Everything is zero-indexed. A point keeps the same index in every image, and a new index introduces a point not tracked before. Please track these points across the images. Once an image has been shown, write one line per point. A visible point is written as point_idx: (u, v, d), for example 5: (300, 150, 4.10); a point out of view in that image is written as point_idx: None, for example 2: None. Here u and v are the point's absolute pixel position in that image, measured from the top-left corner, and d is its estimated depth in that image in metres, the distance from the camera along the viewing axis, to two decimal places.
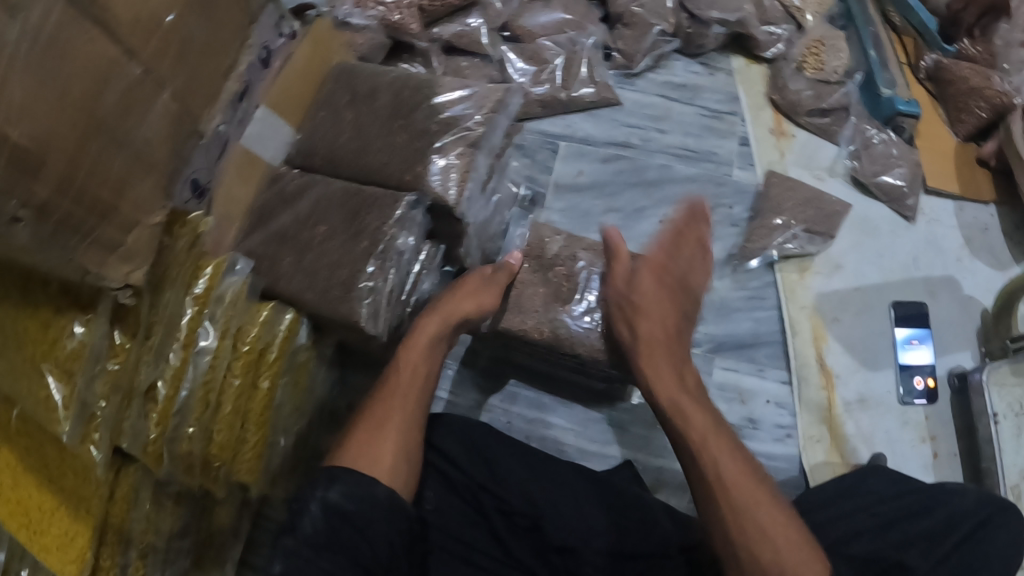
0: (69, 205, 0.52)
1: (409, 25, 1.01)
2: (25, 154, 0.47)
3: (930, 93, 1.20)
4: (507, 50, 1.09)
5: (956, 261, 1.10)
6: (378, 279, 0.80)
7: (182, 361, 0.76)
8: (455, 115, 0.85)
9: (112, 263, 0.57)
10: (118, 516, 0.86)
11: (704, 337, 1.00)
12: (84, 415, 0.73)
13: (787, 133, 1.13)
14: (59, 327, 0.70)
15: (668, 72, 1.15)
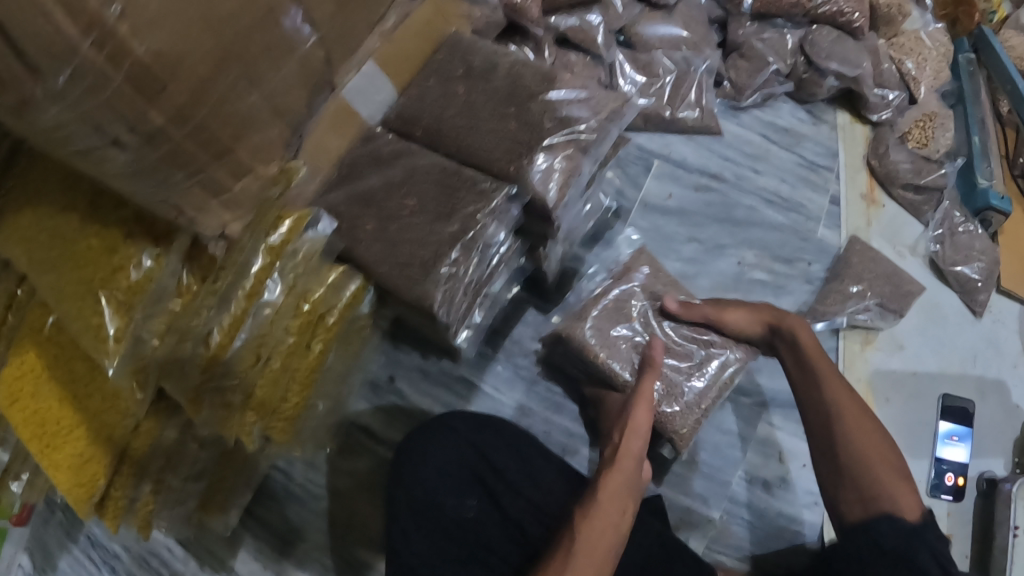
0: (182, 138, 0.43)
1: (529, 9, 0.98)
2: (148, 73, 0.38)
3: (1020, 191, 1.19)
4: (621, 55, 1.07)
5: (1012, 367, 1.09)
6: (459, 267, 0.77)
7: (240, 315, 0.69)
8: (570, 115, 0.81)
9: (212, 210, 0.49)
10: (138, 448, 0.83)
11: (755, 389, 1.00)
12: (135, 350, 0.68)
13: (878, 202, 1.11)
14: (125, 255, 0.65)
15: (774, 113, 1.13)
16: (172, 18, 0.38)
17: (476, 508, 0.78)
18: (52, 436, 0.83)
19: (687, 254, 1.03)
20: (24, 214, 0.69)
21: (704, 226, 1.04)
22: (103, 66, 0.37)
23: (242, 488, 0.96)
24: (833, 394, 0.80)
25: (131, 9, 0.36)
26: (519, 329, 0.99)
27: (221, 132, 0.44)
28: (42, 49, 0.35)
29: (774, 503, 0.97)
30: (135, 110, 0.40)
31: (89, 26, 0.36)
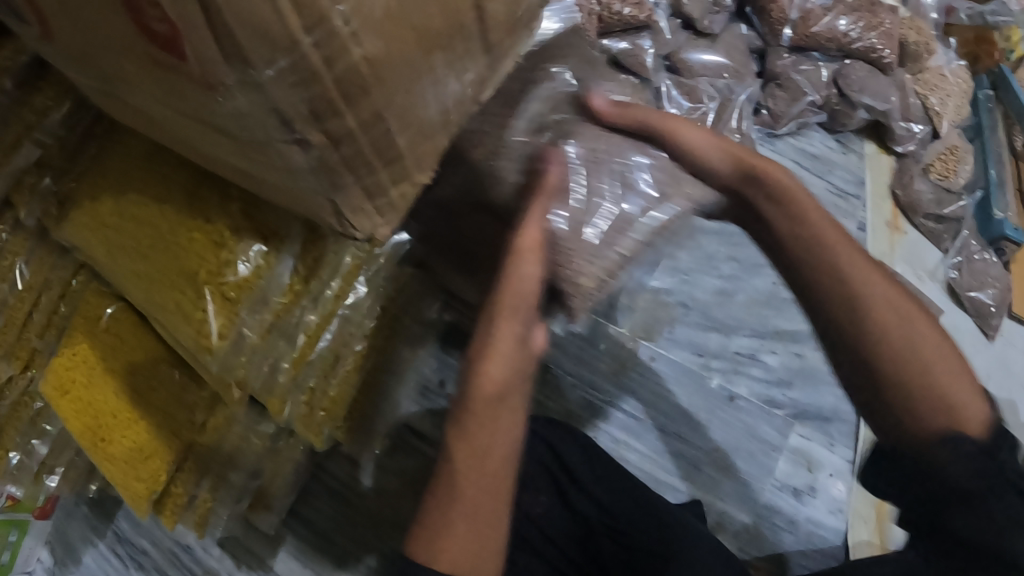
0: (362, 143, 0.46)
1: (588, 30, 1.03)
2: (358, 75, 0.41)
3: None
4: (668, 82, 1.11)
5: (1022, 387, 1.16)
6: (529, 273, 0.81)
7: (330, 310, 0.73)
8: None
9: (366, 212, 0.52)
10: (201, 446, 0.85)
11: (788, 401, 1.04)
12: (234, 351, 0.66)
13: (900, 229, 1.18)
14: (228, 249, 0.63)
15: (805, 141, 1.20)
16: (383, 22, 0.40)
17: (541, 501, 0.84)
18: (106, 430, 0.79)
19: (728, 271, 1.09)
20: (105, 201, 0.69)
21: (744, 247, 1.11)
22: (318, 63, 0.38)
23: (284, 489, 0.97)
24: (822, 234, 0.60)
25: (354, 13, 0.38)
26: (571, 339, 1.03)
27: (399, 137, 0.48)
28: (256, 38, 0.35)
29: (802, 509, 1.01)
30: (336, 112, 0.43)
31: (314, 23, 0.36)
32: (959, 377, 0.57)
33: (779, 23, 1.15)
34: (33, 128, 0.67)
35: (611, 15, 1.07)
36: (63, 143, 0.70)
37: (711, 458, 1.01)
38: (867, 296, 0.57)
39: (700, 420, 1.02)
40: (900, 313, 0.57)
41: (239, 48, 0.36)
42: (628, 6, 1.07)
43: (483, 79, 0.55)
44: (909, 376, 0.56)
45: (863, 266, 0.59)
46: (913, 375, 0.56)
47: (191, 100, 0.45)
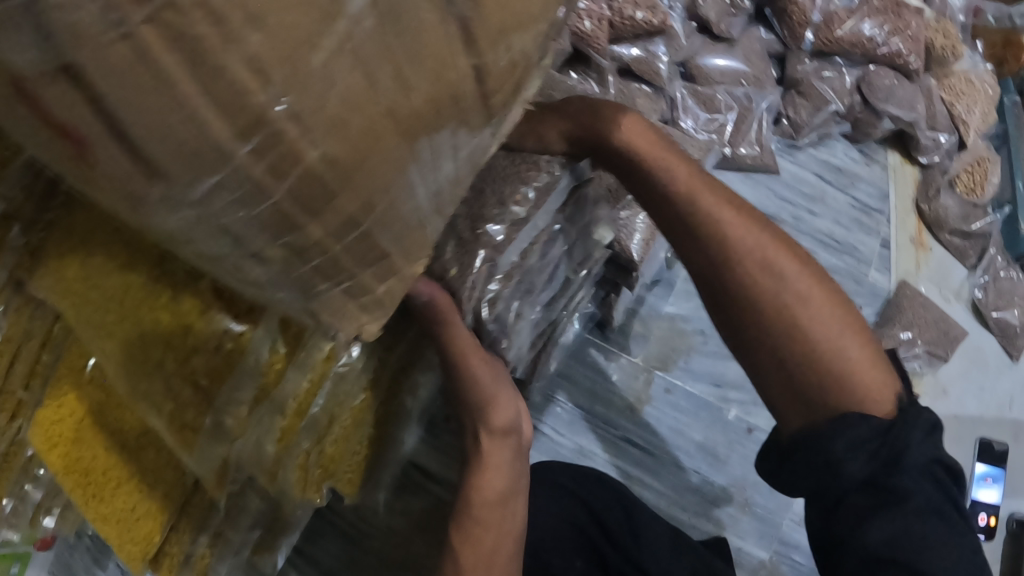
0: (337, 250, 0.37)
1: (597, 38, 0.95)
2: (315, 183, 0.31)
3: None
4: (682, 90, 1.03)
5: None
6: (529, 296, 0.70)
7: (320, 377, 0.63)
8: None
9: (350, 312, 0.43)
10: (196, 506, 0.79)
11: None
12: (215, 438, 0.62)
13: (926, 246, 1.12)
14: (204, 328, 0.56)
15: (828, 153, 1.12)
16: (349, 114, 0.30)
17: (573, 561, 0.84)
18: (95, 488, 0.75)
19: None
20: (73, 262, 0.59)
21: None
22: (264, 178, 0.29)
23: (290, 533, 0.94)
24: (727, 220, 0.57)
25: (309, 112, 0.28)
26: (583, 373, 0.98)
27: (382, 239, 0.39)
28: (183, 156, 0.28)
29: None
30: (295, 224, 0.33)
31: (253, 124, 0.27)
32: (857, 338, 0.56)
33: (801, 25, 1.06)
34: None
35: (623, 19, 0.96)
36: (30, 192, 0.59)
37: (730, 495, 0.98)
38: (745, 275, 0.57)
39: (718, 456, 0.98)
40: (778, 297, 0.56)
41: (164, 172, 0.28)
42: (641, 12, 0.96)
43: (483, 148, 0.45)
44: (803, 360, 0.56)
45: (743, 242, 0.57)
46: (806, 358, 0.56)
47: (120, 201, 0.35)
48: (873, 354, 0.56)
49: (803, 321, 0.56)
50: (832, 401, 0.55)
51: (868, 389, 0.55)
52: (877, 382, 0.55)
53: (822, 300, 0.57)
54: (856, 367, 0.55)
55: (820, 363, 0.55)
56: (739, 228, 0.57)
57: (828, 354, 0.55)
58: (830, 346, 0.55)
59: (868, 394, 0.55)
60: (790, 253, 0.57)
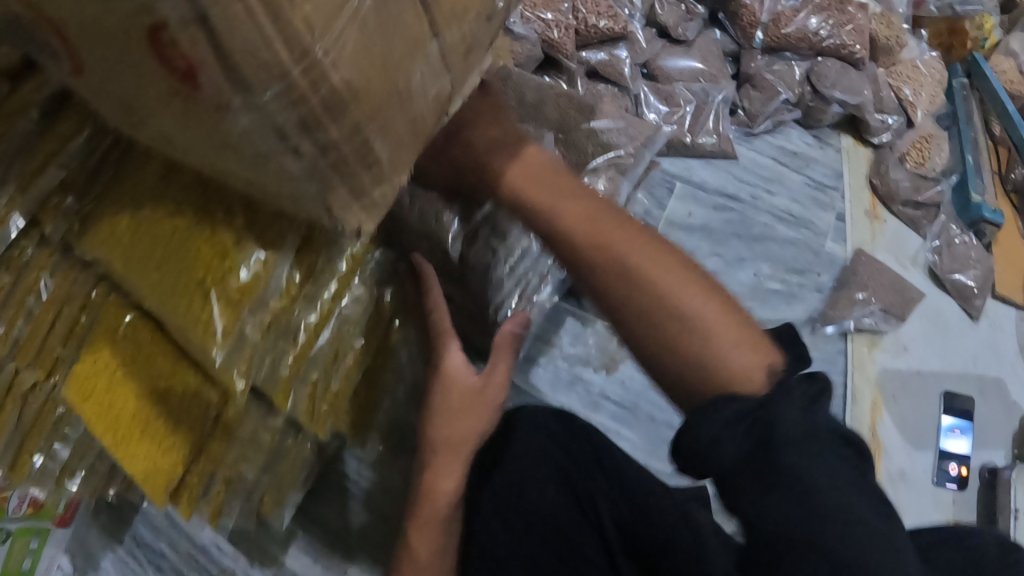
0: (348, 150, 0.47)
1: (565, 45, 1.10)
2: (340, 99, 0.43)
3: (1013, 205, 1.29)
4: (645, 88, 1.16)
5: (1010, 366, 1.19)
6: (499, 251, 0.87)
7: (327, 312, 0.76)
8: (609, 141, 0.92)
9: (353, 209, 0.53)
10: (217, 440, 0.83)
11: None
12: (237, 350, 0.66)
13: (879, 218, 1.20)
14: (235, 257, 0.63)
15: (784, 138, 1.23)
16: (357, 53, 0.42)
17: (557, 511, 0.88)
18: (122, 431, 0.75)
19: (711, 266, 1.10)
20: (122, 214, 0.65)
21: (724, 242, 1.12)
22: (305, 88, 0.40)
23: (296, 484, 1.00)
24: (571, 215, 0.57)
25: (333, 47, 0.40)
26: (563, 339, 1.05)
27: (377, 147, 0.49)
28: (252, 63, 0.38)
29: None
30: (321, 125, 0.43)
31: (300, 55, 0.39)
32: (727, 322, 0.53)
33: (750, 27, 1.20)
34: (58, 153, 0.64)
35: (587, 28, 1.12)
36: (86, 163, 0.66)
37: None
38: (594, 263, 0.56)
39: None
40: (627, 272, 0.54)
41: (241, 77, 0.39)
42: (603, 20, 1.12)
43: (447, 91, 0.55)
44: (676, 338, 0.52)
45: (653, 278, 0.54)
46: (675, 340, 0.53)
47: (198, 120, 0.44)
48: (758, 340, 0.52)
49: (663, 307, 0.53)
50: (710, 383, 0.51)
51: (719, 347, 0.51)
52: (748, 354, 0.51)
53: (684, 270, 0.55)
54: (730, 353, 0.51)
55: (693, 342, 0.52)
56: (648, 264, 0.54)
57: (692, 332, 0.52)
58: (677, 313, 0.53)
59: (746, 365, 0.51)
60: (676, 270, 0.55)
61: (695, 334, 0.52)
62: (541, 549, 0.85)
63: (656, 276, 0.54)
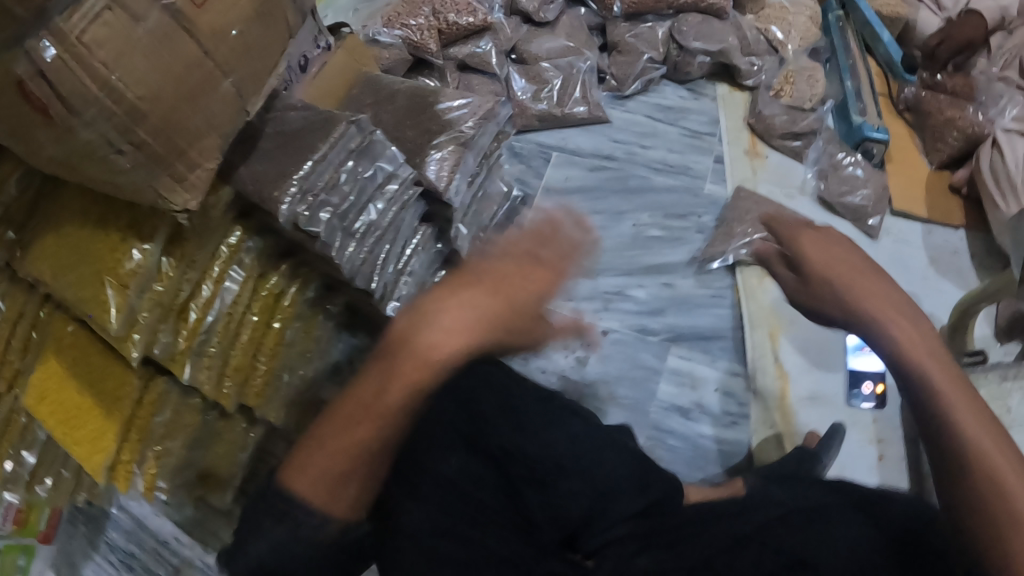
0: (150, 137, 0.52)
1: (428, 44, 1.22)
2: (129, 106, 0.50)
3: (908, 123, 1.31)
4: (512, 70, 1.26)
5: (922, 279, 1.19)
6: (341, 207, 0.85)
7: (215, 288, 0.84)
8: (452, 119, 1.02)
9: (170, 189, 0.56)
10: (143, 417, 0.87)
11: (663, 327, 1.09)
12: (127, 321, 0.77)
13: (760, 154, 1.24)
14: (121, 249, 0.77)
15: (658, 96, 1.30)
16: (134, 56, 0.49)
17: (460, 472, 0.56)
18: (72, 419, 0.85)
19: (589, 223, 1.16)
20: (48, 229, 0.79)
21: (603, 199, 1.19)
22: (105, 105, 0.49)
23: (230, 472, 1.00)
24: (893, 341, 0.51)
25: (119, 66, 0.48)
26: None
27: (187, 140, 0.55)
28: (69, 91, 0.48)
29: (694, 426, 1.05)
30: (123, 125, 0.50)
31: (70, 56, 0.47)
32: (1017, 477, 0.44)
33: None
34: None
35: (450, 27, 1.23)
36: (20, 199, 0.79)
37: (595, 391, 1.05)
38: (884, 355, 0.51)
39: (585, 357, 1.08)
40: (932, 393, 0.48)
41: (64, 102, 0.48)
42: (462, 16, 1.23)
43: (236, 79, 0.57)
44: (971, 476, 0.45)
45: (936, 374, 0.49)
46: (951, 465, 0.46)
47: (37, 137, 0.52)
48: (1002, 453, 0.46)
49: (934, 418, 0.48)
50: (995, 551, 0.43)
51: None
52: None
53: (947, 378, 0.49)
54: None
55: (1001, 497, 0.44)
56: (885, 310, 0.52)
57: (978, 472, 0.45)
58: (945, 420, 0.47)
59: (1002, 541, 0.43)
60: (950, 380, 0.49)
61: (968, 468, 0.46)
62: (431, 537, 0.51)
63: (958, 410, 0.47)
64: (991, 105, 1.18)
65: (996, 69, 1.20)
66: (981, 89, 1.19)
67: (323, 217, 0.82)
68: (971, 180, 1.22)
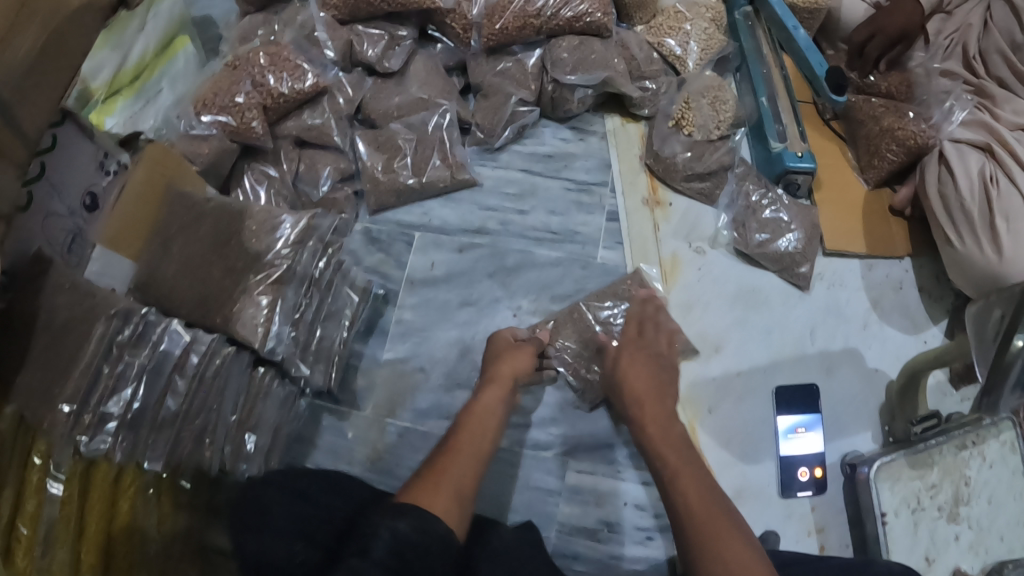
0: None
1: (251, 125, 1.00)
2: None
3: (840, 134, 1.17)
4: (357, 139, 1.06)
5: (860, 329, 1.04)
6: (128, 413, 0.73)
7: (35, 489, 0.70)
8: (261, 252, 0.82)
9: None
10: None
11: (557, 439, 0.95)
12: None
13: (663, 202, 1.05)
14: None
15: (536, 142, 1.10)
16: None
17: None
18: None
19: (461, 320, 1.00)
20: None
21: (475, 285, 1.01)
22: None
23: None
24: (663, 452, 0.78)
25: None
26: (325, 436, 0.98)
27: None
28: None
29: (603, 549, 0.91)
30: None
31: None
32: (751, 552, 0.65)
33: (464, 30, 1.05)
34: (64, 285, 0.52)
35: (274, 100, 1.01)
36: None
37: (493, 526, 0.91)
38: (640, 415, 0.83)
39: None
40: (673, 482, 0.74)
41: None
42: (288, 84, 1.01)
43: None
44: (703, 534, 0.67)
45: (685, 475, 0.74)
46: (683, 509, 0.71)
47: None
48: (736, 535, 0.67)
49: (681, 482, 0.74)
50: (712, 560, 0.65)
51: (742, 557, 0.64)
52: (737, 556, 0.64)
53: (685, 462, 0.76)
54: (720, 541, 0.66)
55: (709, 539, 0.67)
56: (642, 377, 0.87)
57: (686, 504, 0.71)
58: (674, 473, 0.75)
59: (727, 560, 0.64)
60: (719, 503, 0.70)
61: (709, 539, 0.66)
62: None
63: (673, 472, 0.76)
64: (929, 108, 1.06)
65: (937, 63, 1.08)
66: (919, 86, 1.08)
67: (109, 427, 0.72)
68: (913, 199, 1.08)
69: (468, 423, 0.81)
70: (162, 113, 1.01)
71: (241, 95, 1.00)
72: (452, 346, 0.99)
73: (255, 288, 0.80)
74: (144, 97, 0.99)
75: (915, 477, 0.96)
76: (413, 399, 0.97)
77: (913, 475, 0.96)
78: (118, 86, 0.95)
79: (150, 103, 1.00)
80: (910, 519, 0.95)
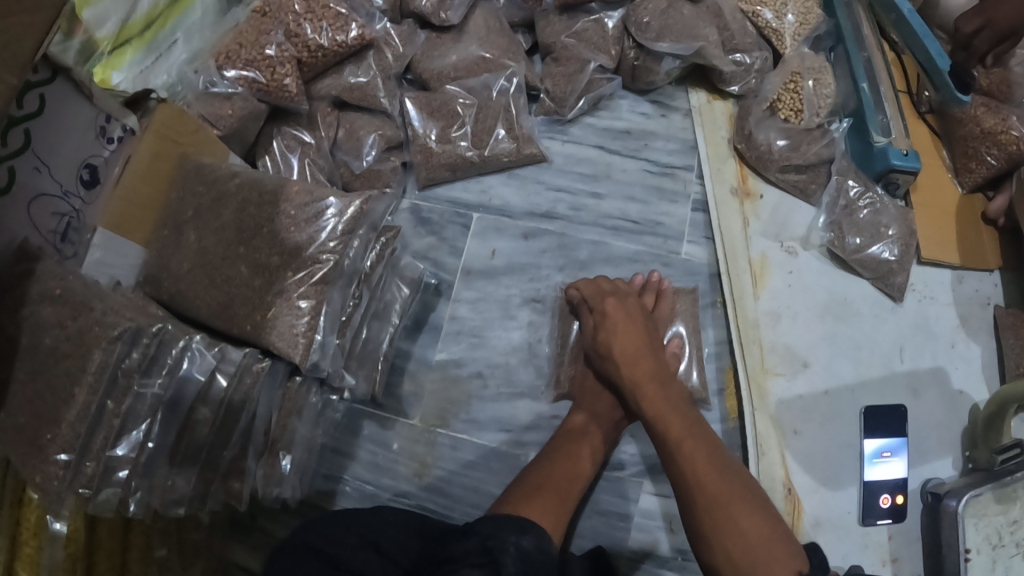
0: None
1: (285, 86, 0.83)
2: None
3: (933, 130, 1.05)
4: (407, 102, 0.91)
5: (948, 349, 0.95)
6: (142, 456, 0.63)
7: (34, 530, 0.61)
8: (301, 245, 0.69)
9: None
10: None
11: (629, 458, 0.85)
12: None
13: (753, 194, 0.94)
14: None
15: (612, 115, 0.97)
16: None
17: None
18: None
19: (524, 318, 0.89)
20: None
21: (539, 280, 0.90)
22: None
23: None
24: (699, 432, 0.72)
25: None
26: (364, 449, 0.86)
27: None
28: None
29: None
30: None
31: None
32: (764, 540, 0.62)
33: None
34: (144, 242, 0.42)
35: (311, 54, 0.85)
36: None
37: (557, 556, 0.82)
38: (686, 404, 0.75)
39: None
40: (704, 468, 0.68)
41: None
42: (329, 35, 0.84)
43: None
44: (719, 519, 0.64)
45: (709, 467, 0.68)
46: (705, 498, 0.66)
47: None
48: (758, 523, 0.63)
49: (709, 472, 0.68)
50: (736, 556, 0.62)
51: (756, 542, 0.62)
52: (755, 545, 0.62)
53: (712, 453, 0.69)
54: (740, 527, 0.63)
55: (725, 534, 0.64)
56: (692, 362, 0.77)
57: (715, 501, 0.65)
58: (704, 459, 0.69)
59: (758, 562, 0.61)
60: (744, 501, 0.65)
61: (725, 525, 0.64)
62: None
63: (735, 522, 0.64)
64: None
65: None
66: (1019, 86, 0.96)
67: (120, 476, 0.62)
68: (1009, 210, 0.98)
69: (580, 410, 0.82)
70: (176, 69, 0.83)
71: (272, 48, 0.83)
72: (514, 350, 0.88)
73: (296, 286, 0.68)
74: (156, 50, 0.82)
75: (1000, 512, 0.87)
76: (468, 409, 0.86)
77: (999, 511, 0.87)
78: (126, 38, 0.79)
79: (163, 58, 0.83)
80: (989, 556, 0.87)
